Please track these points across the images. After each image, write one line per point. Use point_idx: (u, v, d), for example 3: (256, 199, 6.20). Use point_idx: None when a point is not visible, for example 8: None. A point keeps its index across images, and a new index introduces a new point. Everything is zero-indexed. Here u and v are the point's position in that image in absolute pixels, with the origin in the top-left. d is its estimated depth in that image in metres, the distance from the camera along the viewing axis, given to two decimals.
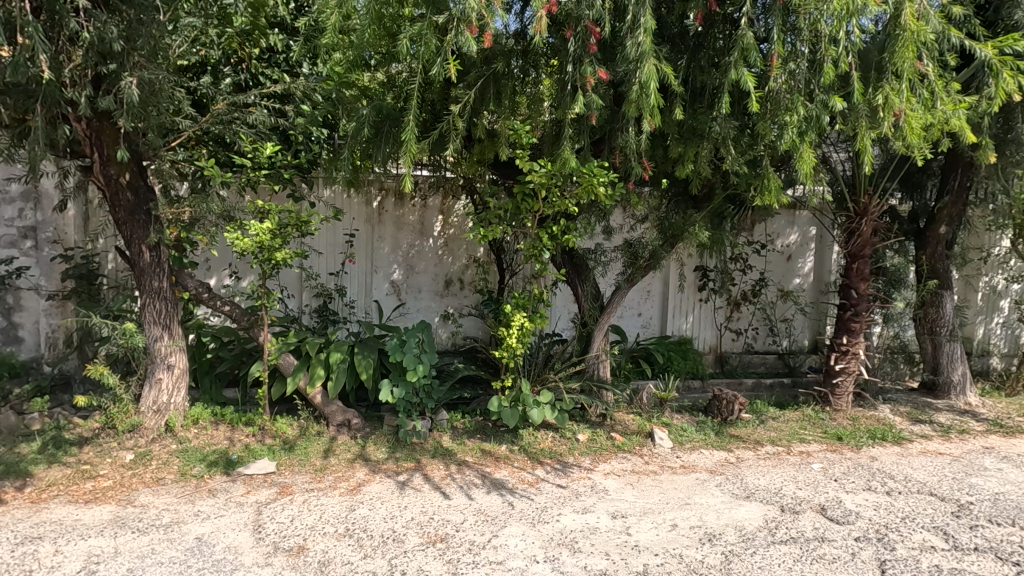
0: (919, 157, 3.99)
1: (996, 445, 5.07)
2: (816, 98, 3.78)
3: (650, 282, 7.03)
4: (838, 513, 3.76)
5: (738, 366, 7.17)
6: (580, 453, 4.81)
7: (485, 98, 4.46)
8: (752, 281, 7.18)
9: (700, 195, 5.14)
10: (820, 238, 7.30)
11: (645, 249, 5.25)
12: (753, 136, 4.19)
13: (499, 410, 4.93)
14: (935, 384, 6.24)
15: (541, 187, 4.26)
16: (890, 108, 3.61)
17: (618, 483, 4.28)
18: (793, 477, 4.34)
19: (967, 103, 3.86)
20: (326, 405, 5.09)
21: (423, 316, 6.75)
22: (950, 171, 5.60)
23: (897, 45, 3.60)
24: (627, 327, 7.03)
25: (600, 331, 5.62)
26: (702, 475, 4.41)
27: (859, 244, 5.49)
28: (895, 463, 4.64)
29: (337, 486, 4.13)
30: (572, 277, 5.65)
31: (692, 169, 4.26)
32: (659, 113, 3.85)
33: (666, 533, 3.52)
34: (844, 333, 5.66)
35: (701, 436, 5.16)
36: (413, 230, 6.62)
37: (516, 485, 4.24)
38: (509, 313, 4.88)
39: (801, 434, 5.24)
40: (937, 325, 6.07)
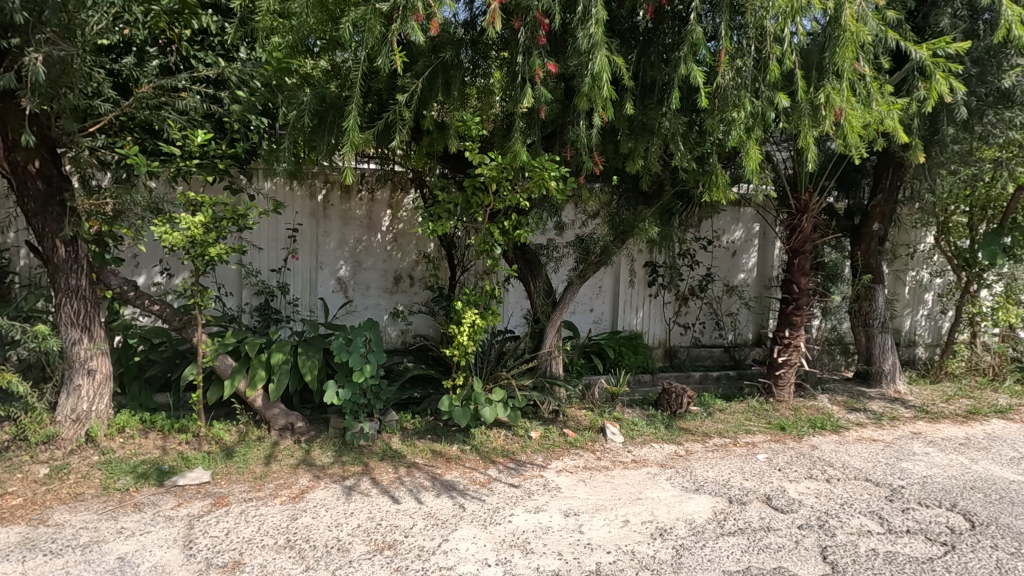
0: (856, 156, 4.14)
1: (923, 431, 5.36)
2: (762, 95, 3.82)
3: (601, 278, 7.09)
4: (782, 503, 3.87)
5: (686, 359, 7.32)
6: (533, 451, 4.76)
7: (434, 89, 4.32)
8: (699, 277, 7.34)
9: (650, 191, 5.17)
10: (763, 234, 7.52)
11: (596, 245, 5.27)
12: (701, 133, 4.23)
13: (450, 410, 4.81)
14: (868, 373, 6.55)
15: (491, 180, 4.15)
16: (831, 108, 3.73)
17: (571, 480, 4.25)
18: (739, 468, 4.44)
19: (901, 104, 4.00)
20: (268, 408, 4.82)
21: (373, 314, 6.53)
22: (882, 170, 5.86)
23: (837, 45, 3.68)
24: (579, 323, 7.06)
25: (553, 327, 5.58)
26: (653, 470, 4.44)
27: (799, 240, 5.69)
28: (833, 451, 4.83)
29: (278, 494, 3.92)
30: (524, 273, 5.58)
31: (643, 164, 4.25)
32: (611, 106, 3.81)
33: (618, 530, 3.51)
34: (787, 326, 5.85)
35: (652, 430, 5.22)
36: (361, 225, 6.40)
37: (468, 485, 4.15)
38: (460, 310, 4.78)
39: (747, 426, 5.39)
40: (870, 317, 6.38)
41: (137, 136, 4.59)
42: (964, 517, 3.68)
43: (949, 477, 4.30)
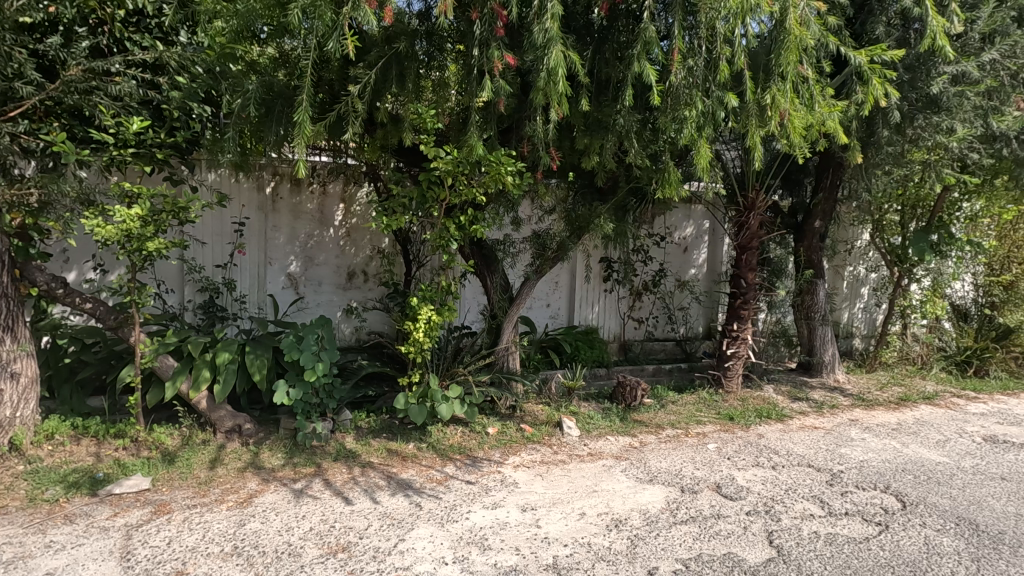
0: (800, 156, 4.30)
1: (860, 418, 5.66)
2: (713, 94, 3.92)
3: (557, 274, 7.14)
4: (731, 490, 4.00)
5: (640, 353, 7.47)
6: (490, 447, 4.75)
7: (387, 80, 4.22)
8: (652, 272, 7.49)
9: (605, 187, 5.23)
10: (713, 231, 7.74)
11: (553, 241, 5.29)
12: (654, 130, 4.30)
13: (406, 408, 4.74)
14: (810, 364, 6.86)
15: (447, 174, 4.08)
16: (776, 108, 3.85)
17: (528, 475, 4.26)
18: (691, 458, 4.56)
19: (840, 106, 4.18)
20: (213, 410, 4.61)
21: (325, 311, 6.35)
22: (823, 170, 6.14)
23: (783, 47, 3.81)
24: (536, 318, 7.09)
25: (509, 323, 5.57)
26: (608, 462, 4.51)
27: (747, 236, 5.89)
28: (778, 439, 5.03)
29: (224, 499, 3.75)
30: (480, 268, 5.56)
31: (598, 161, 4.29)
32: (567, 102, 3.81)
33: (574, 523, 3.54)
34: (735, 320, 6.05)
35: (607, 423, 5.30)
36: (312, 219, 6.20)
37: (425, 483, 4.10)
38: (416, 306, 4.71)
39: (698, 416, 5.55)
40: (812, 311, 6.68)
41: (65, 123, 4.17)
42: (896, 497, 3.91)
43: (883, 461, 4.56)
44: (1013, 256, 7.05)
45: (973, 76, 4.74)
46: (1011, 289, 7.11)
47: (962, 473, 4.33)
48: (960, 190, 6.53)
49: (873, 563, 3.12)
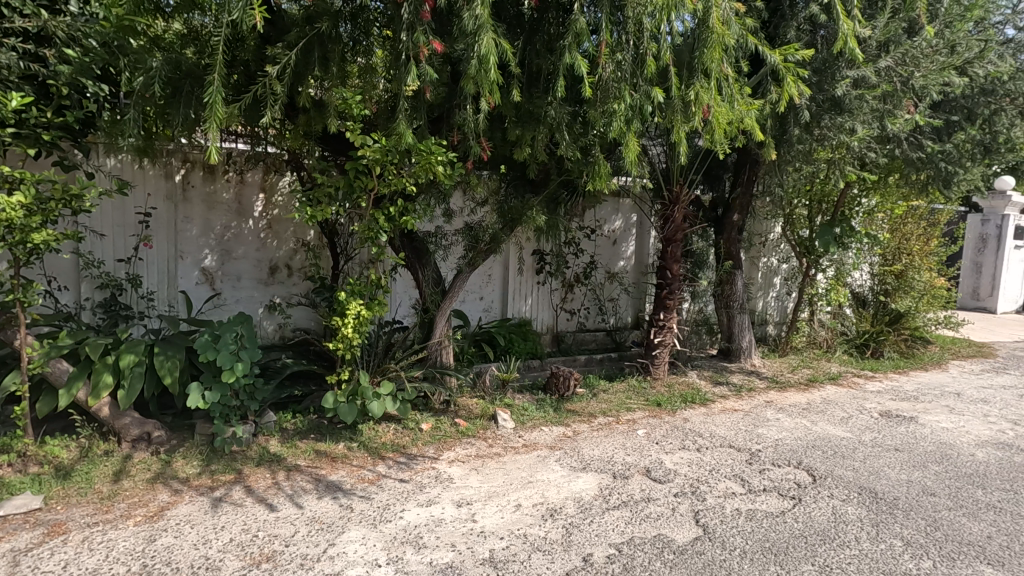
0: (721, 151, 4.49)
1: (774, 399, 6.05)
2: (640, 88, 4.00)
3: (490, 267, 7.12)
4: (660, 473, 4.15)
5: (572, 344, 7.59)
6: (424, 443, 4.66)
7: (309, 63, 3.99)
8: (583, 264, 7.62)
9: (537, 179, 5.24)
10: (640, 224, 7.98)
11: (485, 233, 5.25)
12: (585, 123, 4.33)
13: (335, 407, 4.55)
14: (729, 350, 7.24)
15: (375, 163, 3.91)
16: (700, 104, 3.99)
17: (463, 470, 4.21)
18: (621, 445, 4.68)
19: (758, 104, 4.40)
20: (116, 418, 4.22)
21: (245, 308, 5.96)
22: (741, 166, 6.47)
23: (706, 45, 3.95)
24: (469, 311, 7.04)
25: (442, 317, 5.46)
26: (543, 452, 4.54)
27: (672, 229, 6.11)
28: (702, 422, 5.28)
29: (131, 514, 3.45)
30: (412, 262, 5.39)
31: (530, 152, 4.28)
32: (498, 91, 3.76)
33: (510, 515, 3.54)
34: (662, 309, 6.28)
35: (541, 414, 5.35)
36: (228, 210, 5.80)
37: (355, 484, 3.95)
38: (344, 301, 4.53)
39: (628, 403, 5.71)
40: (731, 300, 7.04)
41: None
42: (808, 472, 4.20)
43: (796, 439, 4.89)
44: (903, 248, 7.82)
45: (871, 81, 5.10)
46: (901, 277, 7.85)
47: (863, 446, 4.72)
48: (859, 186, 7.11)
49: (788, 534, 3.33)
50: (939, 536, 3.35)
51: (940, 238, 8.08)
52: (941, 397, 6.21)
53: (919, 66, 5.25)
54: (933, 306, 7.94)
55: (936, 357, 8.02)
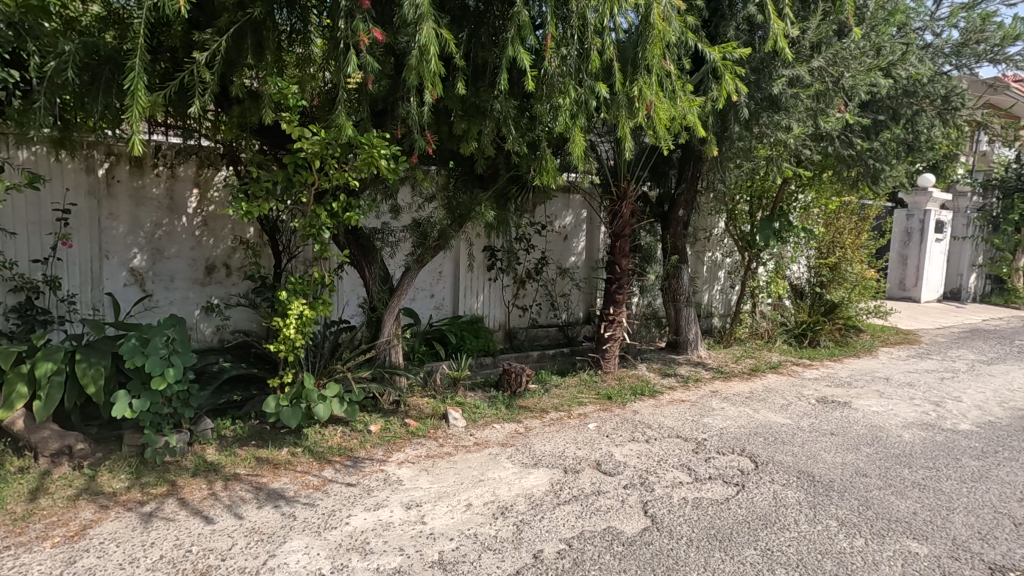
0: (665, 147, 4.57)
1: (719, 389, 6.23)
2: (585, 83, 4.01)
3: (440, 263, 7.02)
4: (610, 466, 4.19)
5: (524, 340, 7.59)
6: (372, 445, 4.54)
7: (243, 50, 3.79)
8: (534, 260, 7.61)
9: (485, 175, 5.19)
10: (590, 220, 8.02)
11: (434, 229, 5.15)
12: (531, 118, 4.29)
13: (277, 411, 4.37)
14: (677, 343, 7.41)
15: (314, 157, 3.75)
16: (643, 101, 4.04)
17: (413, 471, 4.12)
18: (573, 439, 4.70)
19: (699, 101, 4.49)
20: (33, 432, 3.91)
21: (178, 309, 5.63)
22: (685, 162, 6.61)
23: (648, 41, 3.99)
24: (419, 309, 6.93)
25: (391, 315, 5.34)
26: (494, 450, 4.50)
27: (620, 224, 6.19)
28: (651, 414, 5.37)
29: (48, 535, 3.18)
30: (358, 259, 5.23)
31: (477, 146, 4.21)
32: (441, 83, 3.67)
33: (460, 515, 3.49)
34: (611, 304, 6.36)
35: (493, 411, 5.31)
36: (158, 206, 5.46)
37: (299, 491, 3.80)
38: (285, 301, 4.35)
39: (579, 398, 5.75)
40: (678, 294, 7.21)
41: None
42: (751, 458, 4.34)
43: (739, 427, 5.05)
44: (836, 242, 8.21)
45: (805, 80, 5.30)
46: (835, 269, 8.24)
47: (801, 432, 4.92)
48: (795, 183, 7.41)
49: (732, 520, 3.42)
50: (870, 515, 3.52)
51: (870, 232, 8.54)
52: (871, 382, 6.57)
53: (848, 67, 5.50)
54: (864, 296, 8.39)
55: (867, 344, 8.48)
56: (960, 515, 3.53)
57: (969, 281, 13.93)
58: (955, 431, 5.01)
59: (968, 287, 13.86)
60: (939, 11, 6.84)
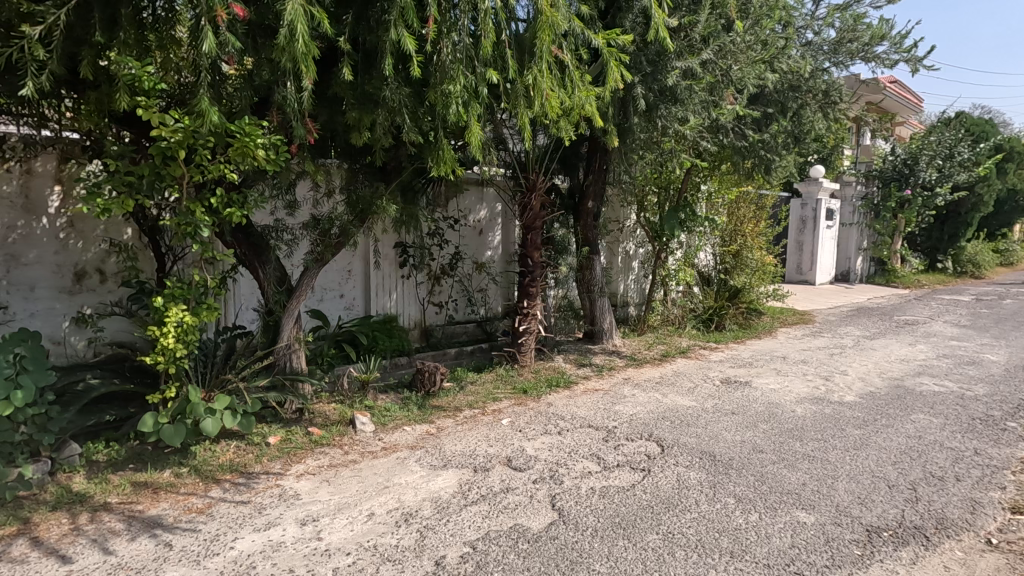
0: (566, 137, 4.57)
1: (632, 376, 6.37)
2: (477, 70, 3.92)
3: (348, 262, 6.70)
4: (520, 461, 4.13)
5: (442, 337, 7.42)
6: (269, 459, 4.21)
7: (90, 27, 3.38)
8: (448, 255, 7.43)
9: (387, 167, 4.95)
10: (505, 213, 7.91)
11: (333, 225, 4.86)
12: (427, 107, 4.12)
13: (156, 429, 3.92)
14: (592, 332, 7.53)
15: (179, 147, 3.41)
16: (538, 89, 4.01)
17: (312, 483, 3.86)
18: (485, 437, 4.60)
19: (596, 90, 4.51)
20: None
21: (42, 323, 4.99)
22: (593, 154, 6.66)
23: (537, 27, 3.93)
24: (328, 311, 6.60)
25: (290, 318, 5.00)
26: (402, 453, 4.32)
27: (530, 217, 6.15)
28: (564, 405, 5.38)
29: None
30: (250, 259, 4.84)
31: (370, 136, 4.01)
32: (316, 66, 3.46)
33: (361, 526, 3.29)
34: (525, 297, 6.33)
35: (404, 413, 5.11)
36: (11, 206, 4.81)
37: (180, 516, 3.44)
38: (162, 307, 3.91)
39: (494, 393, 5.67)
40: (592, 285, 7.30)
41: None
42: (657, 443, 4.42)
43: (648, 412, 5.16)
44: (738, 230, 8.64)
45: (697, 73, 5.47)
46: (738, 256, 8.69)
47: (705, 413, 5.10)
48: (697, 173, 7.71)
49: (636, 507, 3.46)
50: (765, 489, 3.67)
51: (767, 220, 9.06)
52: (770, 361, 6.96)
53: (736, 60, 5.75)
54: (764, 280, 8.88)
55: (768, 326, 9.00)
56: (843, 482, 3.76)
57: (856, 264, 15.16)
58: (841, 403, 5.38)
59: (856, 270, 15.08)
60: (817, 11, 7.32)
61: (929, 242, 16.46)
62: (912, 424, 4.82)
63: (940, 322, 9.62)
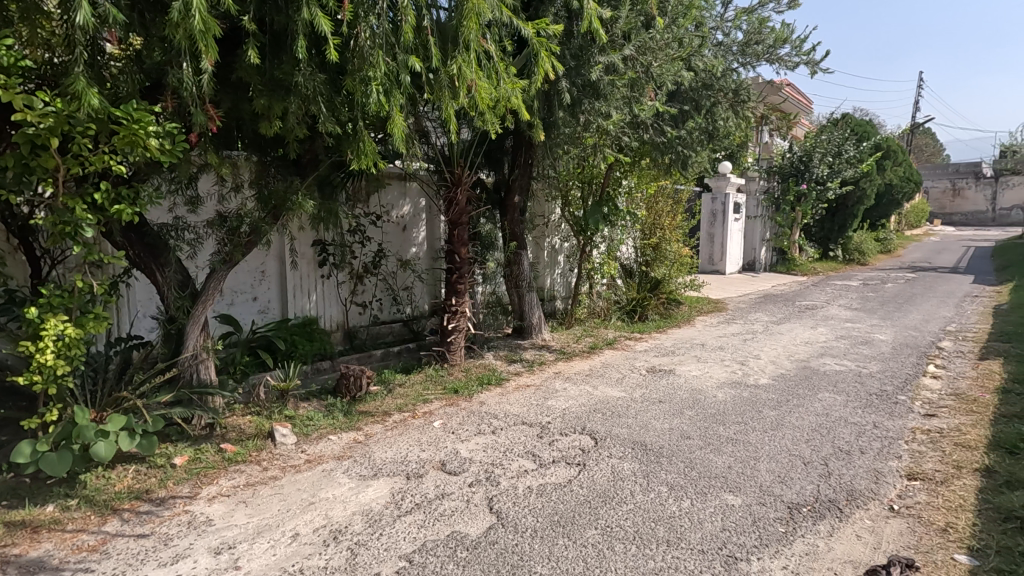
0: (492, 131, 4.48)
1: (562, 369, 6.40)
2: (398, 58, 3.72)
3: (261, 262, 6.24)
4: (455, 465, 4.00)
5: (366, 339, 7.11)
6: (175, 482, 3.80)
7: None
8: (371, 253, 7.11)
9: (302, 160, 4.62)
10: (430, 208, 7.69)
11: (242, 222, 4.47)
12: (346, 96, 3.88)
13: (35, 459, 3.42)
14: (522, 328, 7.49)
15: (51, 134, 2.95)
16: (464, 80, 3.88)
17: (227, 506, 3.52)
18: (416, 441, 4.42)
19: (522, 83, 4.44)
20: None
21: None
22: (518, 149, 6.61)
23: (463, 14, 3.78)
24: (239, 315, 6.12)
25: (196, 326, 4.50)
26: (328, 465, 4.06)
27: (456, 212, 6.01)
28: (497, 403, 5.30)
29: None
30: (145, 262, 4.35)
31: (282, 126, 3.72)
32: (216, 46, 3.13)
33: (284, 549, 3.04)
34: (453, 295, 6.18)
35: (329, 421, 4.82)
36: None
37: (68, 557, 3.01)
38: (37, 319, 3.40)
39: (424, 395, 5.49)
40: (520, 280, 7.27)
41: None
42: (590, 436, 4.45)
43: (580, 405, 5.19)
44: (656, 224, 8.95)
45: (619, 68, 5.53)
46: (657, 249, 9.00)
47: (635, 403, 5.21)
48: (619, 169, 7.90)
49: (574, 503, 3.44)
50: (695, 475, 3.79)
51: (683, 214, 9.45)
52: (691, 349, 7.26)
53: (655, 57, 5.88)
54: (682, 272, 9.25)
55: (687, 315, 9.41)
56: (764, 462, 3.96)
57: (761, 254, 16.24)
58: (757, 386, 5.70)
59: (761, 260, 16.14)
60: (726, 14, 7.68)
61: (822, 233, 17.95)
62: (820, 403, 5.18)
63: (835, 305, 10.50)
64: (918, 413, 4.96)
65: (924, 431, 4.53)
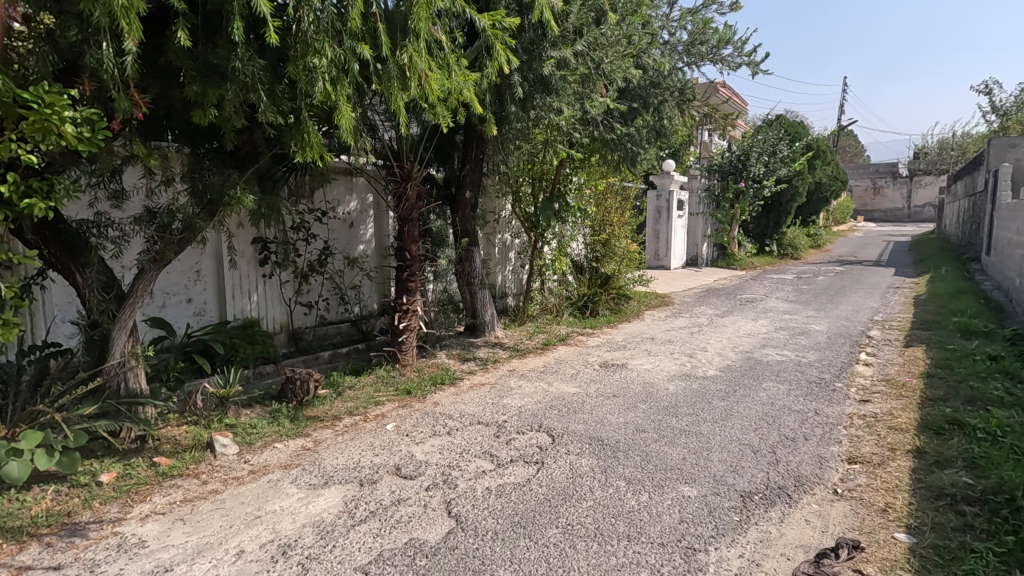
0: (444, 124, 4.36)
1: (516, 367, 6.36)
2: (345, 45, 3.55)
3: (196, 262, 5.85)
4: (410, 469, 3.87)
5: (313, 340, 6.82)
6: (102, 502, 3.48)
7: None
8: (316, 251, 6.81)
9: (240, 151, 4.34)
10: (377, 204, 7.45)
11: (175, 218, 4.15)
12: (288, 84, 3.68)
13: None
14: (474, 326, 7.41)
15: None
16: (415, 70, 3.74)
17: (162, 525, 3.26)
18: (368, 446, 4.26)
19: (475, 76, 4.34)
20: None
21: None
22: (469, 144, 6.51)
23: (414, 2, 3.64)
24: (172, 319, 5.72)
25: (123, 331, 4.13)
26: (275, 475, 3.84)
27: (407, 208, 5.84)
28: (451, 403, 5.19)
29: None
30: (62, 262, 3.97)
31: (217, 115, 3.48)
32: (141, 25, 2.87)
33: (228, 568, 2.83)
34: (404, 293, 6.01)
35: (274, 428, 4.58)
36: None
37: None
38: None
39: (375, 397, 5.31)
40: (472, 278, 7.22)
41: None
42: (548, 433, 4.42)
43: (536, 402, 5.16)
44: (606, 220, 9.05)
45: (571, 63, 5.52)
46: (606, 245, 9.12)
47: (590, 399, 5.23)
48: (569, 165, 7.93)
49: (534, 502, 3.40)
50: (651, 468, 3.83)
51: (631, 210, 9.61)
52: (641, 343, 7.39)
53: (605, 53, 5.91)
54: (630, 267, 9.41)
55: (636, 309, 9.57)
56: (716, 452, 4.06)
57: (703, 250, 16.75)
58: (705, 378, 5.86)
59: (703, 255, 16.68)
60: (672, 14, 7.84)
61: (759, 229, 18.76)
62: (765, 392, 5.37)
63: (773, 298, 10.97)
64: (854, 399, 5.22)
65: (860, 416, 4.77)
